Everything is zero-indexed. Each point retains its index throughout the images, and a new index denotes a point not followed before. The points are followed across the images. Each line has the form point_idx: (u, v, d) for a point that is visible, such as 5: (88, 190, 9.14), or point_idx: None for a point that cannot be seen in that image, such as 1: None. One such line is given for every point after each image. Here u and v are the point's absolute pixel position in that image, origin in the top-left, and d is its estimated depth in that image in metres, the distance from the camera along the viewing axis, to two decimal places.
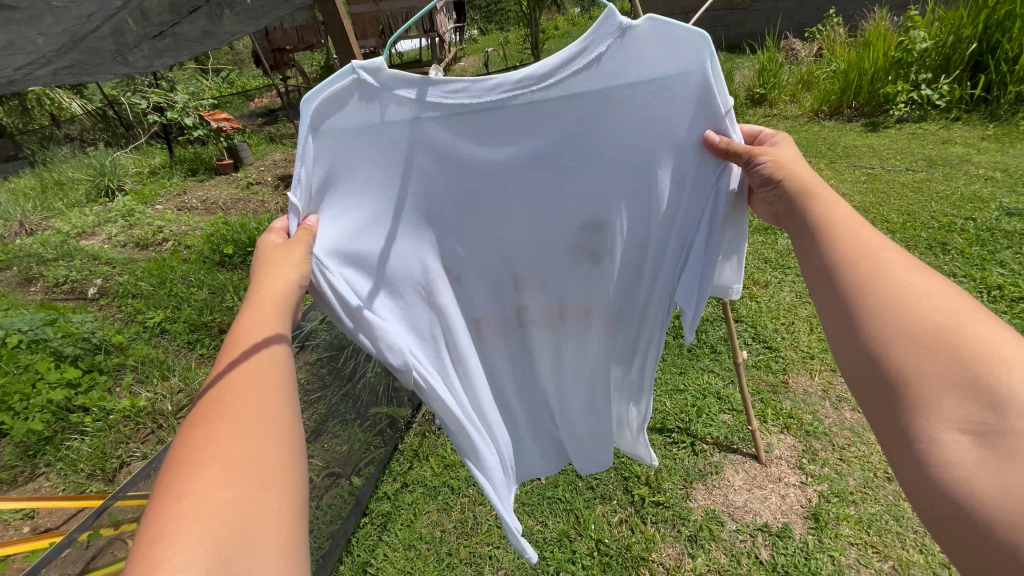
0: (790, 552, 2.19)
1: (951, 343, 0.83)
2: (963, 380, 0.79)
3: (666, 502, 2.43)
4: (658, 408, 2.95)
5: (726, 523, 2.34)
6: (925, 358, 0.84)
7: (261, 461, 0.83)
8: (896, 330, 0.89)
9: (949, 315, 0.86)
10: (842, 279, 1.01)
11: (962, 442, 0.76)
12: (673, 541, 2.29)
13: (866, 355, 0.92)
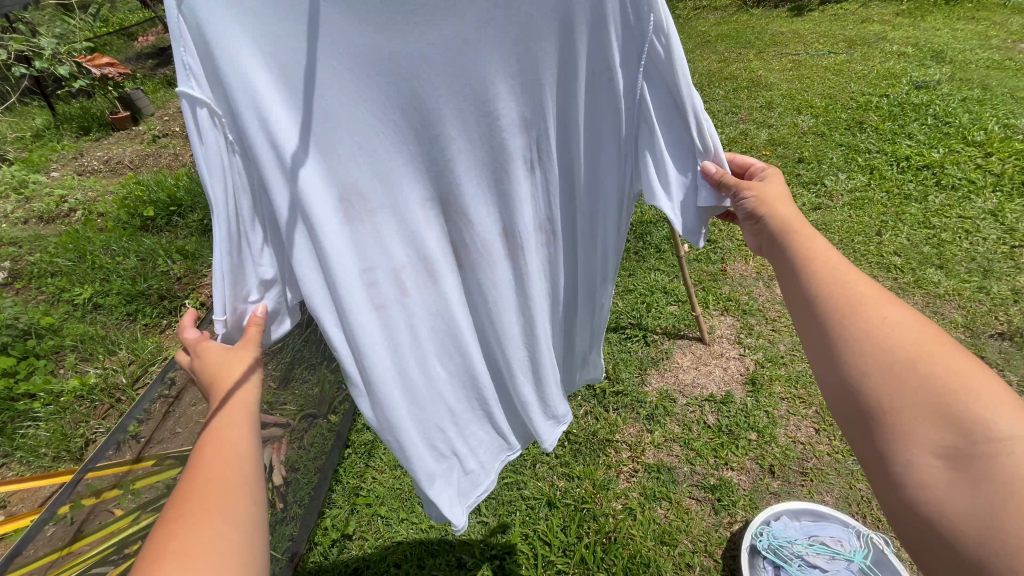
0: (733, 414, 2.50)
1: (932, 377, 0.72)
2: (941, 414, 0.70)
3: (625, 390, 2.67)
4: (612, 309, 3.13)
5: (678, 399, 2.61)
6: (903, 389, 0.73)
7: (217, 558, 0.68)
8: (877, 362, 0.76)
9: (930, 348, 0.75)
10: (811, 305, 0.87)
11: (943, 473, 0.67)
12: (633, 422, 2.54)
13: (842, 386, 0.79)
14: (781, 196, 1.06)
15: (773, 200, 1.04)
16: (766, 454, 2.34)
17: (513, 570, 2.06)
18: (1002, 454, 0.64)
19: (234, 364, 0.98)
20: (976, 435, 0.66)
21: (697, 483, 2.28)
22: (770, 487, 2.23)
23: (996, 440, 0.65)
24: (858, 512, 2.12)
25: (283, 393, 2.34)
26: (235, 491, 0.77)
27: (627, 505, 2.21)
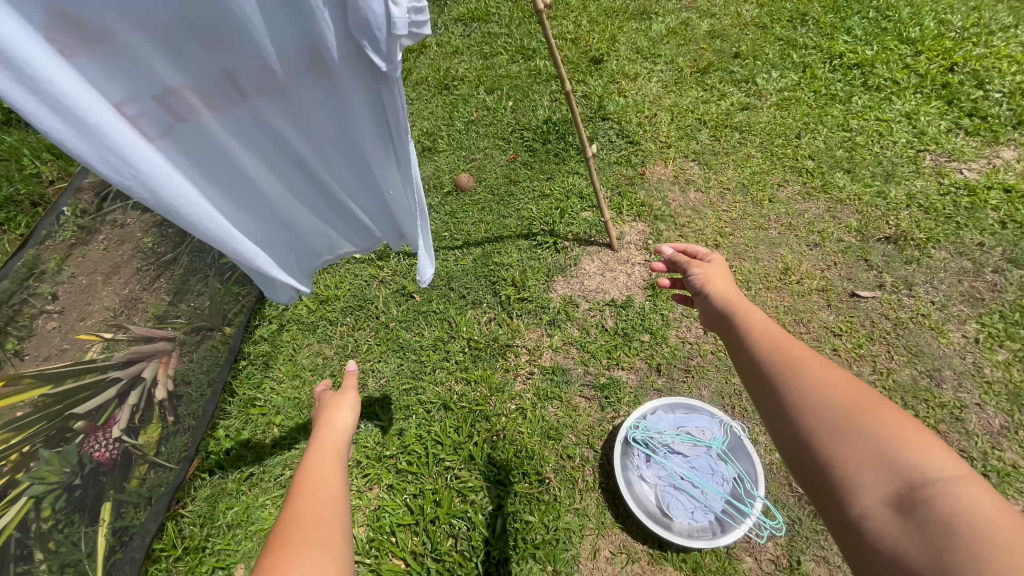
0: (630, 318, 2.56)
1: (871, 431, 0.82)
2: (881, 462, 0.78)
3: (530, 297, 2.67)
4: (525, 216, 3.03)
5: (581, 305, 2.64)
6: (846, 445, 0.82)
7: (329, 518, 1.05)
8: (824, 416, 0.87)
9: (864, 402, 0.86)
10: (763, 369, 1.00)
11: (891, 520, 0.73)
12: (535, 327, 2.57)
13: (799, 444, 0.88)
14: (727, 279, 1.27)
15: (723, 280, 1.27)
16: (655, 354, 2.44)
17: (404, 468, 2.16)
18: (936, 492, 0.72)
19: (334, 414, 1.45)
20: (913, 478, 0.75)
21: (588, 383, 2.38)
22: (654, 385, 2.36)
23: (928, 481, 0.73)
24: (729, 404, 2.29)
25: (174, 306, 2.27)
26: (329, 508, 1.08)
27: (520, 406, 2.31)
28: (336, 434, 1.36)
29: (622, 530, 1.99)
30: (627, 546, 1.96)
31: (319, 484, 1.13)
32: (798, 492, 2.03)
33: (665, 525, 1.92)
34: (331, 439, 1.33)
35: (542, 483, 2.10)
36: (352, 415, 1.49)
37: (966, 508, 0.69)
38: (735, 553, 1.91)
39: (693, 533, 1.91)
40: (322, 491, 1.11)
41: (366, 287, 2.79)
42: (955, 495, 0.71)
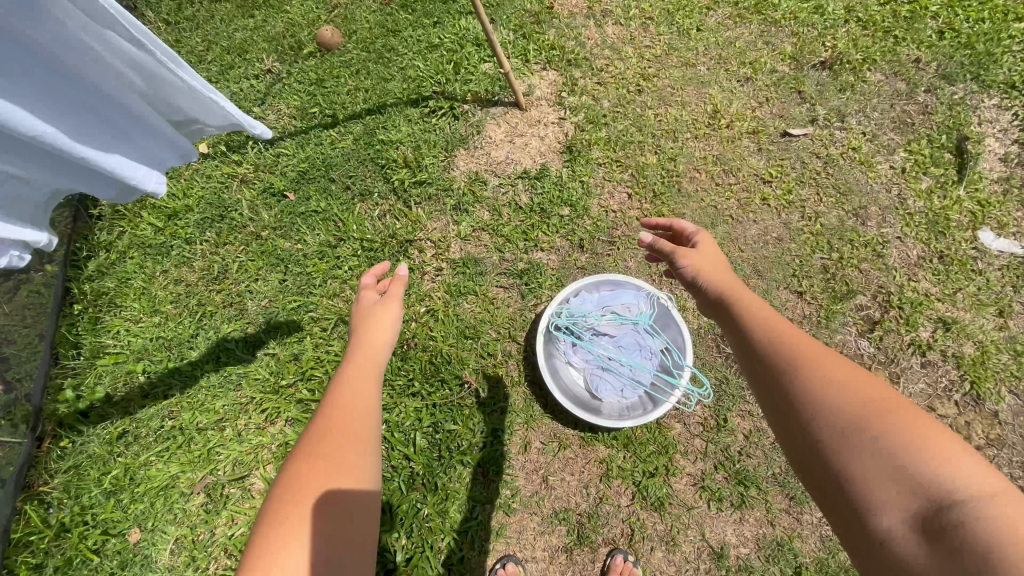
0: (546, 191, 2.22)
1: (891, 440, 0.80)
2: (902, 477, 0.77)
3: (429, 181, 2.24)
4: (412, 76, 2.44)
5: (490, 182, 2.25)
6: (867, 457, 0.81)
7: (354, 433, 1.05)
8: (845, 422, 0.85)
9: (883, 411, 0.85)
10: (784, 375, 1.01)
11: (916, 538, 0.73)
12: (438, 216, 2.20)
13: (821, 456, 0.87)
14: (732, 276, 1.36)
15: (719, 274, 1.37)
16: (576, 229, 2.17)
17: (305, 398, 1.89)
18: (962, 512, 0.70)
19: (373, 322, 1.37)
20: (935, 496, 0.73)
21: (505, 272, 2.10)
22: (577, 263, 2.13)
23: (952, 498, 0.72)
24: (656, 273, 2.11)
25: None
26: (364, 420, 1.08)
27: (430, 309, 2.03)
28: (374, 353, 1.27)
29: (551, 419, 1.89)
30: (557, 435, 1.88)
31: (348, 407, 1.08)
32: (724, 352, 1.97)
33: (595, 410, 1.82)
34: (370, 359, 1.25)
35: (463, 387, 1.92)
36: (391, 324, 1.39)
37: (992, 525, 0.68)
38: (664, 422, 1.88)
39: (624, 411, 1.84)
40: (351, 412, 1.08)
41: (224, 191, 2.25)
42: (981, 515, 0.69)
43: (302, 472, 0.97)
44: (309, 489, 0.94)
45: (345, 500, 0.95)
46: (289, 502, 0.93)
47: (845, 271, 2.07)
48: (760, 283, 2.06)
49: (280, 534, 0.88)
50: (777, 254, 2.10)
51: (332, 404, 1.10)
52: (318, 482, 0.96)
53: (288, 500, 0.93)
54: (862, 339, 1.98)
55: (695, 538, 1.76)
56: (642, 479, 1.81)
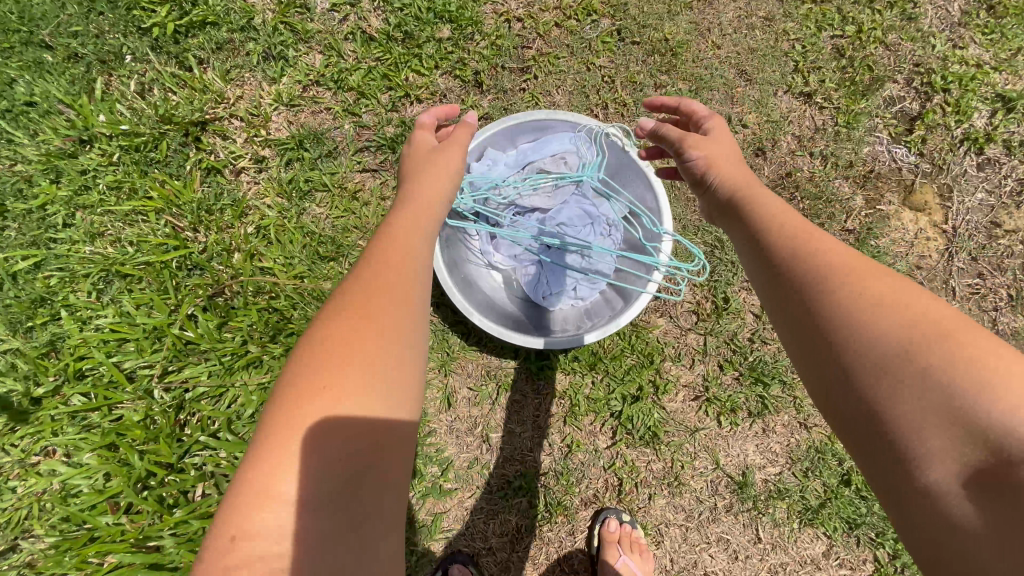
0: (407, 5, 1.37)
1: (951, 365, 0.48)
2: (960, 420, 0.47)
3: (211, 21, 1.34)
4: None
5: (315, 7, 1.38)
6: (908, 390, 0.49)
7: (380, 342, 0.59)
8: (876, 335, 0.53)
9: (935, 320, 0.52)
10: (776, 256, 0.65)
11: (973, 503, 0.46)
12: (242, 75, 1.35)
13: (834, 375, 0.55)
14: (729, 155, 0.86)
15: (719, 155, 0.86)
16: (465, 59, 1.37)
17: (79, 408, 1.12)
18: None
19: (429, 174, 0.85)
20: (1009, 447, 0.45)
21: (367, 145, 1.34)
22: (477, 111, 1.37)
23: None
24: (598, 104, 1.38)
25: None
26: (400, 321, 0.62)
27: (258, 226, 1.28)
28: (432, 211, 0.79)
29: (479, 352, 1.26)
30: (491, 373, 1.27)
31: (394, 288, 0.64)
32: None
33: (539, 328, 1.20)
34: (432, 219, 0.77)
35: None
36: (449, 191, 0.86)
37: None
38: (641, 320, 1.28)
39: (581, 320, 1.23)
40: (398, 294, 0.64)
41: None
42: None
43: (321, 373, 0.56)
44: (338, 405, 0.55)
45: (380, 422, 0.56)
46: (299, 411, 0.54)
47: (867, 49, 1.39)
48: (748, 91, 1.38)
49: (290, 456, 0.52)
50: (769, 42, 1.39)
51: (352, 303, 0.62)
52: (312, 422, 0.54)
53: (299, 410, 0.54)
54: (897, 145, 1.37)
55: (705, 470, 1.25)
56: (622, 407, 1.25)
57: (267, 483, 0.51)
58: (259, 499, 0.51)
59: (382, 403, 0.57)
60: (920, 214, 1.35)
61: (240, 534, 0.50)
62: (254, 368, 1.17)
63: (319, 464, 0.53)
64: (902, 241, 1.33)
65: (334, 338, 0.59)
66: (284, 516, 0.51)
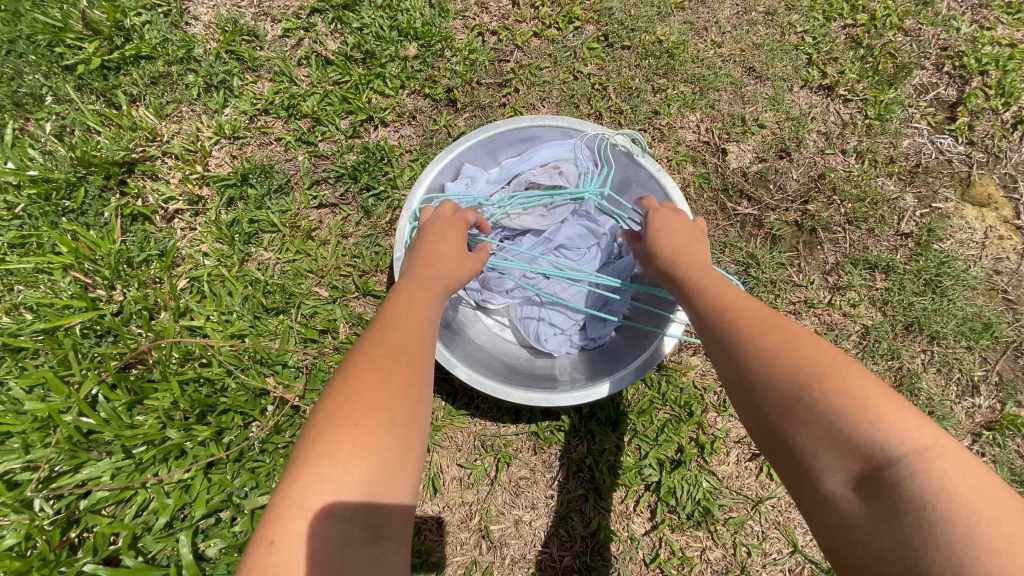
0: (367, 24, 1.21)
1: (829, 386, 0.47)
2: (838, 435, 0.45)
3: (145, 53, 1.18)
4: None
5: (264, 33, 1.22)
6: (800, 412, 0.48)
7: (395, 393, 0.50)
8: (769, 364, 0.52)
9: (818, 354, 0.51)
10: (692, 299, 0.67)
11: (860, 508, 0.43)
12: (179, 110, 1.17)
13: (744, 403, 0.54)
14: (692, 233, 0.77)
15: (681, 228, 0.78)
16: (434, 75, 1.20)
17: None
18: (908, 476, 0.41)
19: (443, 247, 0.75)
20: (875, 454, 0.43)
21: (323, 176, 1.13)
22: (452, 131, 1.18)
23: (894, 459, 0.42)
24: (590, 114, 1.20)
25: None
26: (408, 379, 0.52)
27: (192, 278, 1.05)
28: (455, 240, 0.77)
29: (471, 417, 0.99)
30: (488, 443, 0.98)
31: (421, 311, 0.61)
32: (736, 216, 1.13)
33: (546, 380, 0.94)
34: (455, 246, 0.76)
35: (284, 407, 0.96)
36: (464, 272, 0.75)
37: (946, 494, 0.39)
38: (670, 361, 1.02)
39: (598, 364, 0.98)
40: (423, 315, 0.62)
41: None
42: (929, 481, 0.40)
43: (367, 377, 0.50)
44: (384, 407, 0.48)
45: (411, 430, 0.49)
46: (312, 467, 0.44)
47: (886, 36, 1.23)
48: (760, 89, 1.20)
49: (334, 454, 0.45)
50: (776, 36, 1.23)
51: (367, 353, 0.53)
52: (324, 478, 0.43)
53: (343, 417, 0.47)
54: (940, 135, 1.18)
55: (780, 556, 0.94)
56: (661, 477, 0.96)
57: (305, 487, 0.43)
58: (291, 505, 0.42)
59: (416, 407, 0.51)
60: (986, 210, 1.13)
61: (280, 536, 0.41)
62: (176, 460, 0.90)
63: (358, 467, 0.45)
64: (971, 243, 1.11)
65: (374, 347, 0.54)
66: (319, 519, 0.42)
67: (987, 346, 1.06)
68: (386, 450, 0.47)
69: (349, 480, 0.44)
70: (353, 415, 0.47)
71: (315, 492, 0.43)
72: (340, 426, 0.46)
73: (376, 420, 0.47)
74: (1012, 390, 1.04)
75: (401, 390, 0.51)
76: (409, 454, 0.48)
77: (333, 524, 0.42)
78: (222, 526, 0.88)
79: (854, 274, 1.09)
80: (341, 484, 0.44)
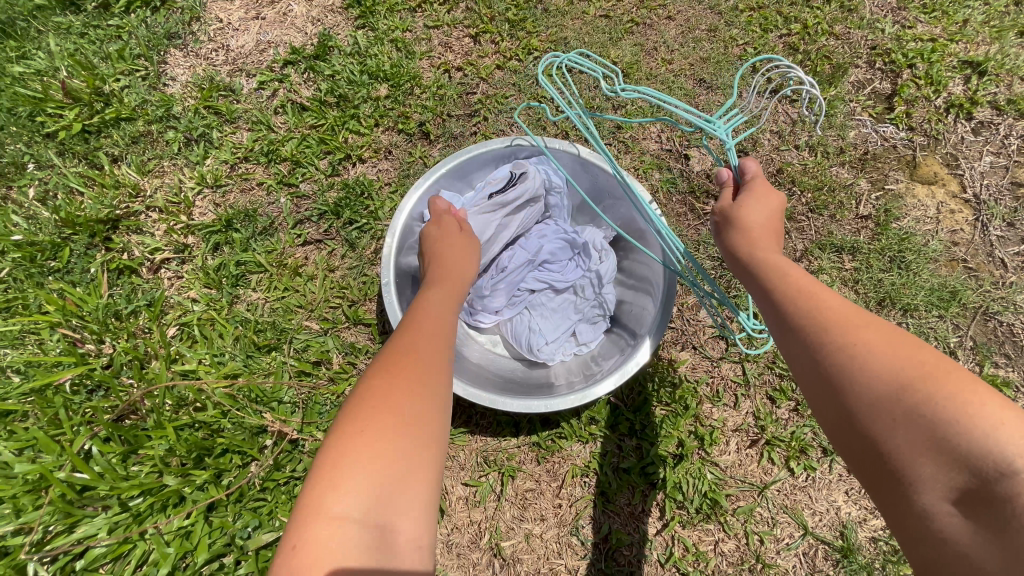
0: (338, 71, 1.28)
1: (936, 394, 0.45)
2: (944, 444, 0.44)
3: (125, 115, 1.22)
4: None
5: (240, 87, 1.27)
6: (898, 417, 0.46)
7: (410, 400, 0.52)
8: (864, 364, 0.50)
9: (924, 358, 0.49)
10: (764, 294, 0.64)
11: (962, 524, 0.42)
12: (161, 166, 1.20)
13: (829, 404, 0.53)
14: (766, 226, 0.73)
15: (745, 219, 0.73)
16: (406, 111, 1.26)
17: None
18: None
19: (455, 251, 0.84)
20: (985, 465, 0.41)
21: (307, 214, 1.16)
22: (427, 161, 1.23)
23: (1009, 473, 0.40)
24: (557, 135, 1.27)
25: None
26: (422, 388, 0.53)
27: (181, 325, 1.05)
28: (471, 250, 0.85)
29: (472, 433, 0.99)
30: (491, 458, 0.98)
31: (434, 317, 0.65)
32: (704, 214, 1.19)
33: (542, 386, 0.96)
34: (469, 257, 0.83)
35: (282, 442, 0.96)
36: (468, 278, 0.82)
37: None
38: (661, 358, 1.04)
39: (591, 366, 1.00)
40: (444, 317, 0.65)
41: None
42: None
43: (378, 386, 0.52)
44: (390, 412, 0.50)
45: (424, 434, 0.51)
46: (327, 476, 0.46)
47: (819, 41, 1.34)
48: (711, 97, 1.29)
49: (350, 457, 0.47)
50: (720, 49, 1.32)
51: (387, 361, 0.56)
52: (337, 489, 0.46)
53: (360, 425, 0.49)
54: (882, 125, 1.27)
55: (792, 541, 0.95)
56: (665, 473, 0.97)
57: (324, 491, 0.46)
58: (311, 512, 0.45)
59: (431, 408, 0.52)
60: (934, 187, 1.21)
61: (301, 540, 0.44)
62: (174, 507, 0.88)
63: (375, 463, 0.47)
64: (926, 218, 1.18)
65: (390, 354, 0.56)
66: (333, 523, 0.44)
67: (957, 313, 1.11)
68: (398, 449, 0.49)
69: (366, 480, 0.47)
70: (362, 424, 0.49)
71: (331, 500, 0.45)
72: (349, 438, 0.48)
73: (386, 419, 0.50)
74: (987, 351, 1.08)
75: (407, 394, 0.52)
76: (424, 454, 0.50)
77: (349, 528, 0.44)
78: (226, 570, 0.86)
79: (824, 258, 1.15)
80: (358, 487, 0.46)
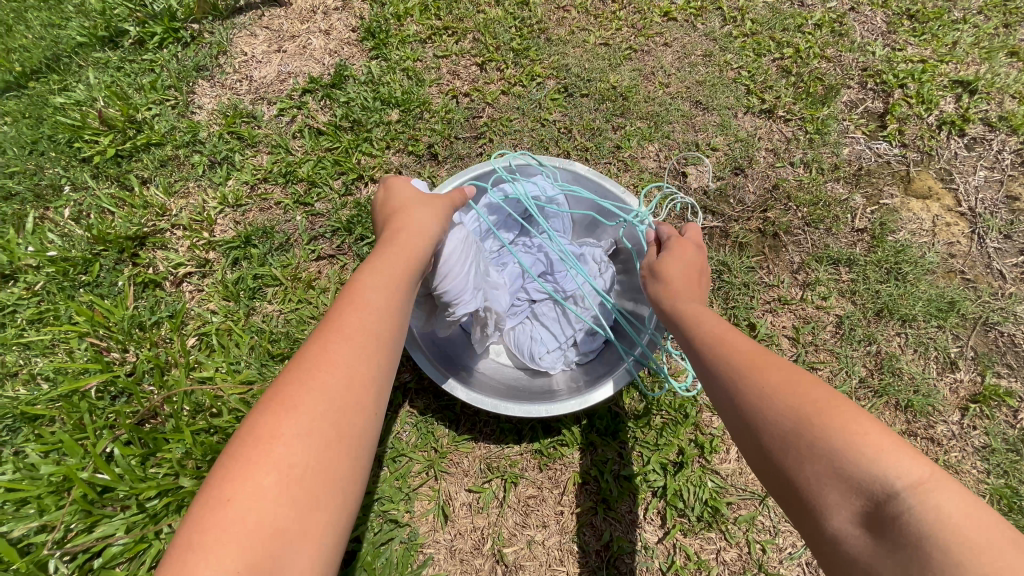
0: (353, 98, 1.36)
1: (831, 426, 0.47)
2: (841, 473, 0.45)
3: (155, 141, 1.31)
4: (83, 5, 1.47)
5: (262, 114, 1.36)
6: (803, 449, 0.48)
7: (312, 433, 0.49)
8: (770, 403, 0.53)
9: (817, 392, 0.51)
10: (688, 341, 0.67)
11: (865, 543, 0.43)
12: (187, 187, 1.28)
13: (746, 440, 0.55)
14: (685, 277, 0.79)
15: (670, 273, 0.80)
16: (417, 134, 1.33)
17: None
18: (905, 511, 0.41)
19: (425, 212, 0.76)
20: (874, 489, 0.43)
21: (321, 231, 1.23)
22: (435, 180, 1.30)
23: (891, 493, 0.42)
24: (559, 154, 1.33)
25: None
26: (326, 414, 0.50)
27: (200, 335, 1.11)
28: (415, 226, 0.73)
29: (475, 440, 1.02)
30: (493, 464, 1.01)
31: (356, 306, 0.59)
32: (702, 230, 1.22)
33: (544, 394, 0.99)
34: (415, 237, 0.71)
35: None
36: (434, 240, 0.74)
37: (942, 529, 0.39)
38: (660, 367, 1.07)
39: (590, 375, 1.03)
40: (349, 330, 0.56)
41: None
42: (925, 515, 0.40)
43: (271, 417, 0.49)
44: (276, 450, 0.47)
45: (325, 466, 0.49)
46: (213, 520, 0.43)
47: (812, 64, 1.39)
48: (707, 118, 1.34)
49: (208, 534, 0.43)
50: (715, 73, 1.38)
51: (288, 384, 0.52)
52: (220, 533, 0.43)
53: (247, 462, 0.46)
54: (876, 142, 1.30)
55: (794, 550, 0.95)
56: (665, 481, 0.98)
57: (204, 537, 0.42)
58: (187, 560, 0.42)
59: (312, 454, 0.48)
60: (929, 201, 1.24)
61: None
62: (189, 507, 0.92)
63: (240, 539, 0.43)
64: (922, 231, 1.20)
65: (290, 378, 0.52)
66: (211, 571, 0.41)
67: (957, 324, 1.12)
68: (275, 510, 0.45)
69: (232, 559, 0.42)
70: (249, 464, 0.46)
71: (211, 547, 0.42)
72: (211, 511, 0.44)
73: (257, 480, 0.45)
74: (989, 362, 1.09)
75: (301, 424, 0.49)
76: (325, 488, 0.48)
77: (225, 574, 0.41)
78: None
79: (821, 270, 1.17)
80: (223, 554, 0.42)
